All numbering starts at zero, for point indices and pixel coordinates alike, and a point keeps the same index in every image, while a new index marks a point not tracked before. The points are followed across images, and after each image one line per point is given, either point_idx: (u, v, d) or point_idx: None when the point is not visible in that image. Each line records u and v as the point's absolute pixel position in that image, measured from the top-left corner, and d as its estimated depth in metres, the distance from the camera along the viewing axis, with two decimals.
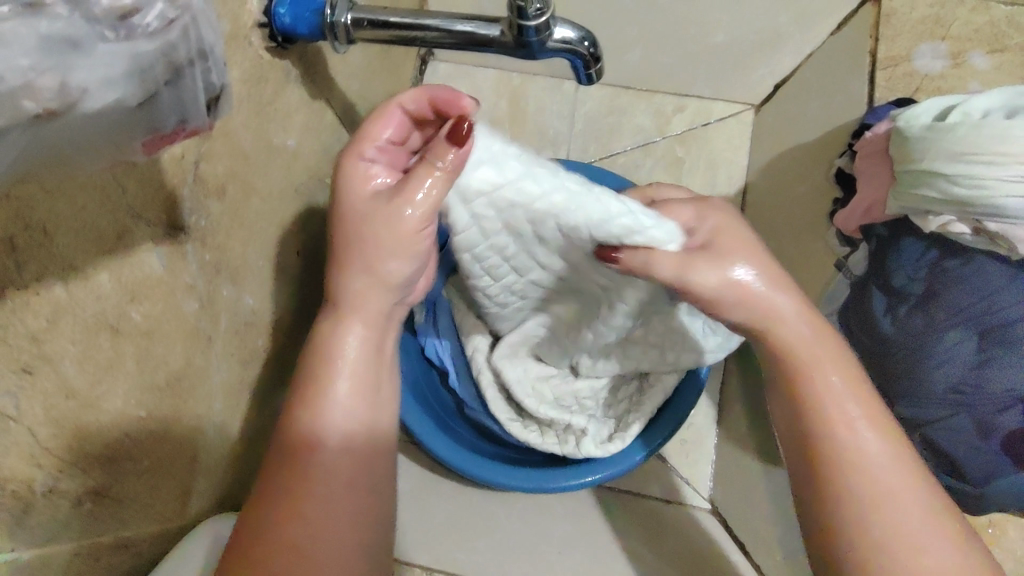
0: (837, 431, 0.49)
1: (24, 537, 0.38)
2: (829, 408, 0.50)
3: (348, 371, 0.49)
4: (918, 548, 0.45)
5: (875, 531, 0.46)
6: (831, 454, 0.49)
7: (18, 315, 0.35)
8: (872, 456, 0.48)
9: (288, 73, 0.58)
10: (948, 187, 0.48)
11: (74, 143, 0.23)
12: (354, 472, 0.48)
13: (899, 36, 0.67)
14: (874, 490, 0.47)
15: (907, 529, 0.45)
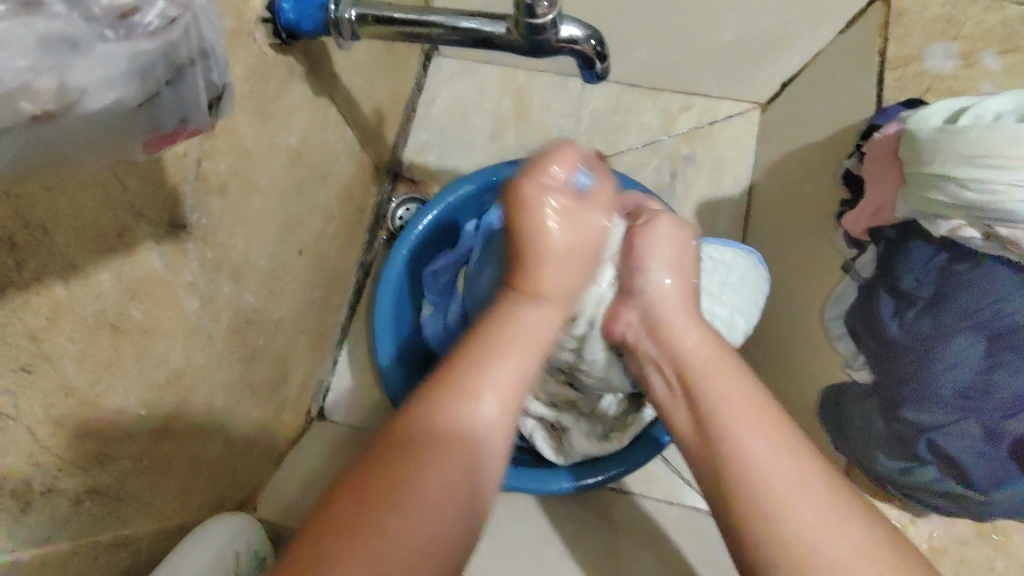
0: (700, 389, 0.46)
1: (22, 537, 0.37)
2: (714, 395, 0.45)
3: (526, 356, 0.43)
4: (789, 491, 0.39)
5: (745, 483, 0.40)
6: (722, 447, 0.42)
7: (17, 314, 0.34)
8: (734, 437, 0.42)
9: (292, 69, 0.57)
10: (958, 191, 0.47)
11: (71, 145, 0.22)
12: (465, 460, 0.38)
13: (910, 36, 0.66)
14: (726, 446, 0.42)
15: (761, 454, 0.41)
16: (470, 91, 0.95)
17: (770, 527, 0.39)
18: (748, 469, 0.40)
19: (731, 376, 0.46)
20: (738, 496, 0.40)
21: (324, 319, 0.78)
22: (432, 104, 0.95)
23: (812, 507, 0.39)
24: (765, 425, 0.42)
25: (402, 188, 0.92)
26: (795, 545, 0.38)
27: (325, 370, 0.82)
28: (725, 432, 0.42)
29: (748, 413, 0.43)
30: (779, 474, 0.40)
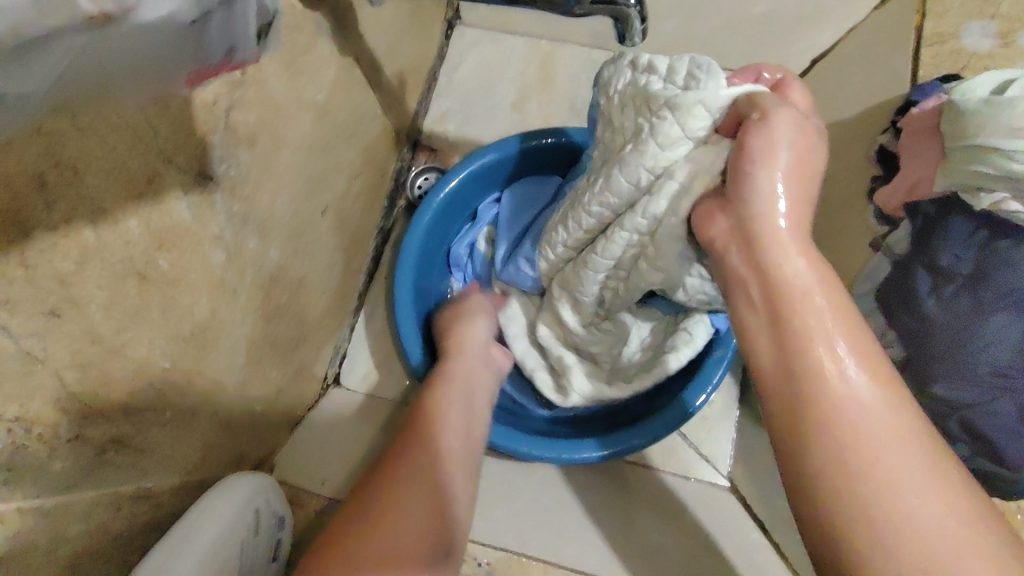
0: (803, 343, 0.39)
1: (47, 484, 0.36)
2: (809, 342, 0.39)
3: (451, 402, 0.61)
4: (900, 479, 0.35)
5: (845, 456, 0.36)
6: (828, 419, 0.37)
7: (46, 256, 0.33)
8: (861, 406, 0.37)
9: (320, 23, 0.56)
10: (1005, 164, 0.47)
11: (117, 56, 0.21)
12: (436, 486, 0.53)
13: (949, 11, 0.65)
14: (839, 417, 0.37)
15: (861, 401, 0.37)
16: (493, 60, 0.94)
17: (879, 510, 0.35)
18: (855, 442, 0.36)
19: (845, 324, 0.39)
20: (842, 488, 0.36)
21: (342, 284, 0.77)
22: (455, 72, 0.93)
23: (924, 487, 0.35)
24: (886, 405, 0.37)
25: (421, 157, 0.92)
26: (895, 522, 0.34)
27: (342, 336, 0.81)
28: (839, 415, 0.37)
29: (867, 386, 0.37)
30: (895, 462, 0.35)
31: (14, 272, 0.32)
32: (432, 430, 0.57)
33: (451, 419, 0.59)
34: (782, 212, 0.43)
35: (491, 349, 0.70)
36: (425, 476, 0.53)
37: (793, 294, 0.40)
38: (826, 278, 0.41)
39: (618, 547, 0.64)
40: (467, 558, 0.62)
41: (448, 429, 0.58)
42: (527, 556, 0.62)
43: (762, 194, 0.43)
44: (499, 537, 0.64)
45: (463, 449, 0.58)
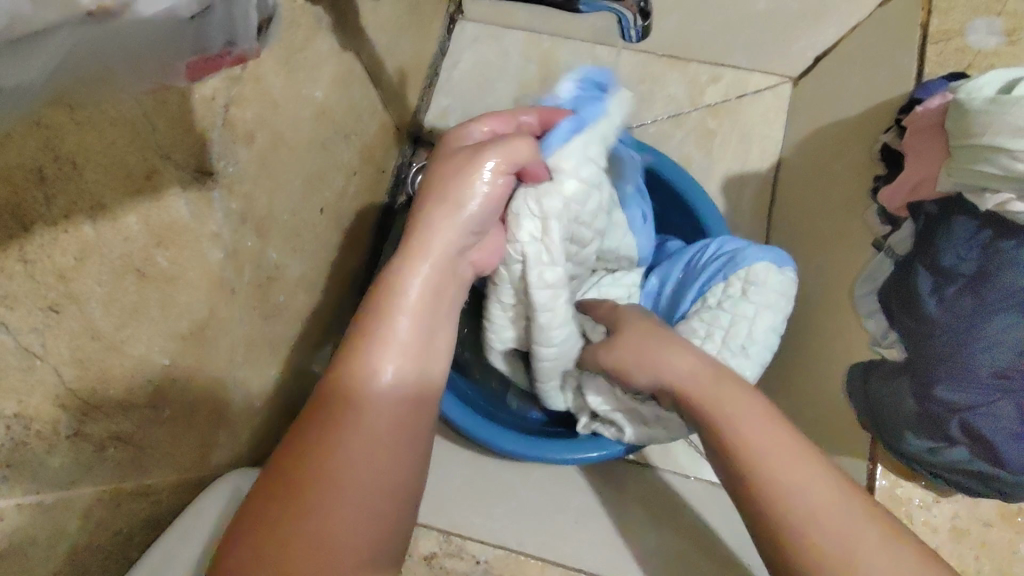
0: (734, 446, 0.43)
1: (46, 480, 0.36)
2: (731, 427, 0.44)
3: (411, 310, 0.45)
4: (851, 551, 0.38)
5: (787, 528, 0.39)
6: (769, 499, 0.40)
7: (45, 251, 0.33)
8: (798, 485, 0.40)
9: (319, 19, 0.56)
10: (1009, 163, 0.48)
11: (115, 48, 0.21)
12: (405, 412, 0.42)
13: (953, 8, 0.64)
14: (777, 498, 0.40)
15: (802, 483, 0.40)
16: (494, 56, 0.93)
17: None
18: (802, 521, 0.39)
19: (765, 426, 0.43)
20: (802, 564, 0.38)
21: (342, 282, 0.77)
22: (455, 68, 0.93)
23: (861, 543, 0.38)
24: (807, 474, 0.41)
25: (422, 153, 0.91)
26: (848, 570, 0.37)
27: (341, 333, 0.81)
28: (775, 500, 0.40)
29: (795, 468, 0.41)
30: (832, 521, 0.39)
31: (12, 267, 0.31)
32: (379, 345, 0.43)
33: (403, 340, 0.43)
34: (638, 357, 0.52)
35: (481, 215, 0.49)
36: (389, 413, 0.41)
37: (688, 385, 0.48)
38: (739, 392, 0.46)
39: (616, 547, 0.64)
40: (466, 557, 0.61)
41: (396, 340, 0.43)
42: (524, 554, 0.62)
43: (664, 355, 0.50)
44: (499, 536, 0.63)
45: (428, 375, 0.44)
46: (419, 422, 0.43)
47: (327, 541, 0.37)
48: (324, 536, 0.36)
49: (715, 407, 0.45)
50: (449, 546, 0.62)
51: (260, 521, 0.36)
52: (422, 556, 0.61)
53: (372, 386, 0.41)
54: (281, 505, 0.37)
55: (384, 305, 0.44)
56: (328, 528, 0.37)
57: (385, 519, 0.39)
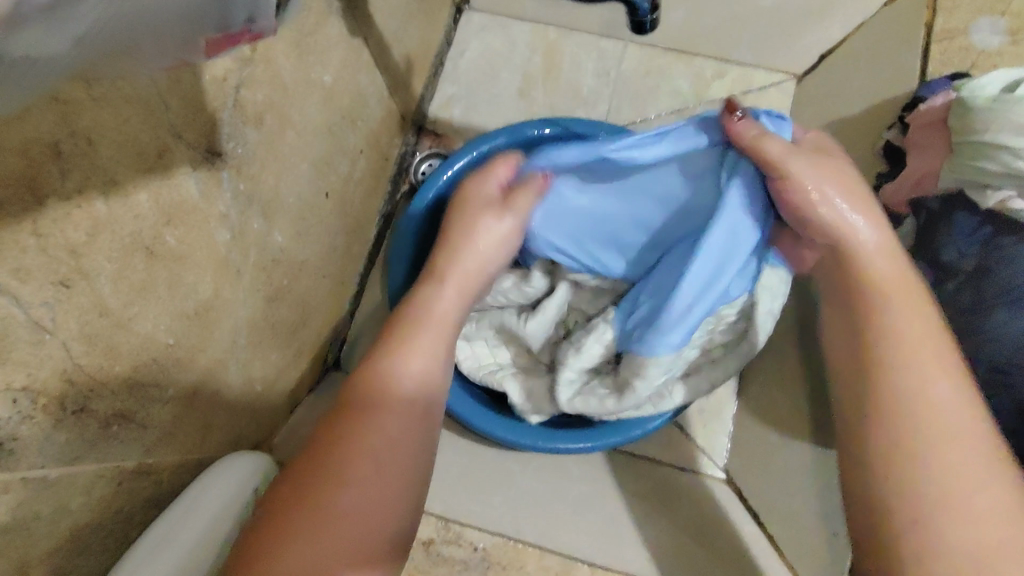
0: (899, 350, 0.43)
1: (52, 454, 0.36)
2: (898, 320, 0.44)
3: (440, 324, 0.52)
4: (972, 474, 0.38)
5: (927, 440, 0.39)
6: (903, 405, 0.41)
7: (58, 226, 0.33)
8: (946, 406, 0.40)
9: (328, 3, 0.56)
10: (1011, 161, 0.50)
11: (142, 16, 0.21)
12: (417, 408, 0.46)
13: (959, 8, 0.65)
14: (909, 399, 0.41)
15: (941, 390, 0.41)
16: (500, 46, 0.93)
17: (954, 487, 0.38)
18: (934, 421, 0.40)
19: (938, 355, 0.42)
20: (913, 454, 0.39)
21: (344, 268, 0.77)
22: (461, 58, 0.93)
23: (996, 487, 0.38)
24: (963, 402, 0.41)
25: (426, 142, 0.91)
26: (944, 480, 0.38)
27: (344, 320, 0.81)
28: (920, 408, 0.40)
29: (938, 374, 0.42)
30: (971, 454, 0.39)
31: (26, 241, 0.32)
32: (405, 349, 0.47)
33: (425, 356, 0.48)
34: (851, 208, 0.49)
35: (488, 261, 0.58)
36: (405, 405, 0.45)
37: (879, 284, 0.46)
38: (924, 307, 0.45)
39: (614, 535, 0.65)
40: (465, 543, 0.63)
41: (422, 354, 0.48)
42: (523, 542, 0.64)
43: (850, 224, 0.48)
44: (500, 524, 0.65)
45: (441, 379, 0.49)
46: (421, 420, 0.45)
47: (363, 521, 0.38)
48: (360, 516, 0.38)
49: (887, 316, 0.45)
50: (447, 532, 0.64)
51: (324, 473, 0.39)
52: (421, 542, 0.63)
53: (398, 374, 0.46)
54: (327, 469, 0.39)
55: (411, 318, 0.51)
56: (351, 514, 0.38)
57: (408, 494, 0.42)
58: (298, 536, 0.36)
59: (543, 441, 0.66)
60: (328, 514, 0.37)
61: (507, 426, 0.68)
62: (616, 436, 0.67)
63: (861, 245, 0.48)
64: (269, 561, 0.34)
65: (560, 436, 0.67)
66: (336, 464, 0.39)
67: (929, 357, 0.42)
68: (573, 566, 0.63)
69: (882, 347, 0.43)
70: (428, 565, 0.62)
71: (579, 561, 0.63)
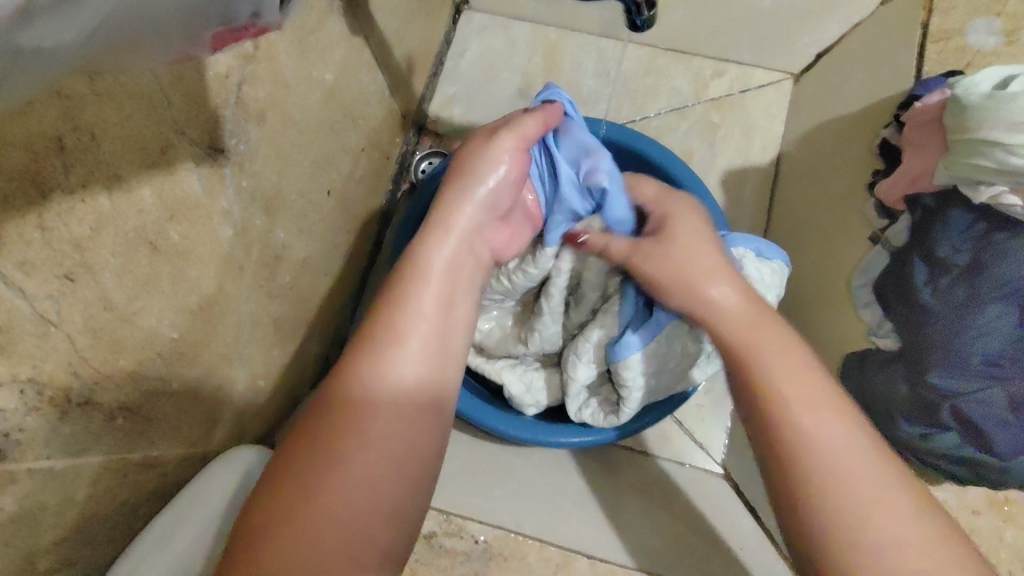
0: (771, 391, 0.43)
1: (58, 445, 0.37)
2: (770, 365, 0.44)
3: (436, 279, 0.48)
4: (866, 510, 0.37)
5: (822, 481, 0.39)
6: (796, 445, 0.40)
7: (62, 219, 0.34)
8: (838, 443, 0.40)
9: (330, 2, 0.57)
10: (1004, 158, 0.49)
11: (147, 10, 0.22)
12: (409, 409, 0.42)
13: (955, 8, 0.65)
14: (802, 439, 0.40)
15: (825, 426, 0.40)
16: (500, 46, 0.94)
17: (854, 534, 0.37)
18: (827, 460, 0.39)
19: (819, 394, 0.42)
20: (812, 497, 0.39)
21: (345, 266, 0.78)
22: (461, 57, 0.94)
23: (895, 520, 0.37)
24: (851, 437, 0.40)
25: (426, 142, 0.92)
26: (847, 519, 0.37)
27: (345, 318, 0.81)
28: (816, 461, 0.39)
29: (819, 411, 0.41)
30: (862, 491, 0.38)
31: (31, 234, 0.32)
32: (393, 340, 0.43)
33: (422, 320, 0.45)
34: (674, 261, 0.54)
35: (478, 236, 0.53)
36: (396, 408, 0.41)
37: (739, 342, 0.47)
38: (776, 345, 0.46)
39: (613, 529, 0.66)
40: (466, 536, 0.64)
41: (418, 319, 0.45)
42: (523, 535, 0.64)
43: (708, 298, 0.51)
44: (501, 518, 0.65)
45: (446, 369, 0.45)
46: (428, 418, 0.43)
47: (346, 529, 0.37)
48: (344, 517, 0.37)
49: (757, 360, 0.45)
50: (449, 525, 0.64)
51: (297, 486, 0.37)
52: (423, 534, 0.64)
53: (387, 373, 0.42)
54: (300, 482, 0.38)
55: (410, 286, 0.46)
56: (333, 522, 0.37)
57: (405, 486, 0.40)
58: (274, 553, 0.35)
59: (544, 436, 0.67)
60: (305, 526, 0.36)
61: (508, 422, 0.69)
62: (613, 431, 0.67)
63: (719, 306, 0.50)
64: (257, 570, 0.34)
65: (561, 431, 0.68)
66: (307, 478, 0.38)
67: (812, 397, 0.42)
68: (572, 558, 0.63)
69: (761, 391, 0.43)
70: (430, 557, 0.63)
71: (577, 554, 0.63)
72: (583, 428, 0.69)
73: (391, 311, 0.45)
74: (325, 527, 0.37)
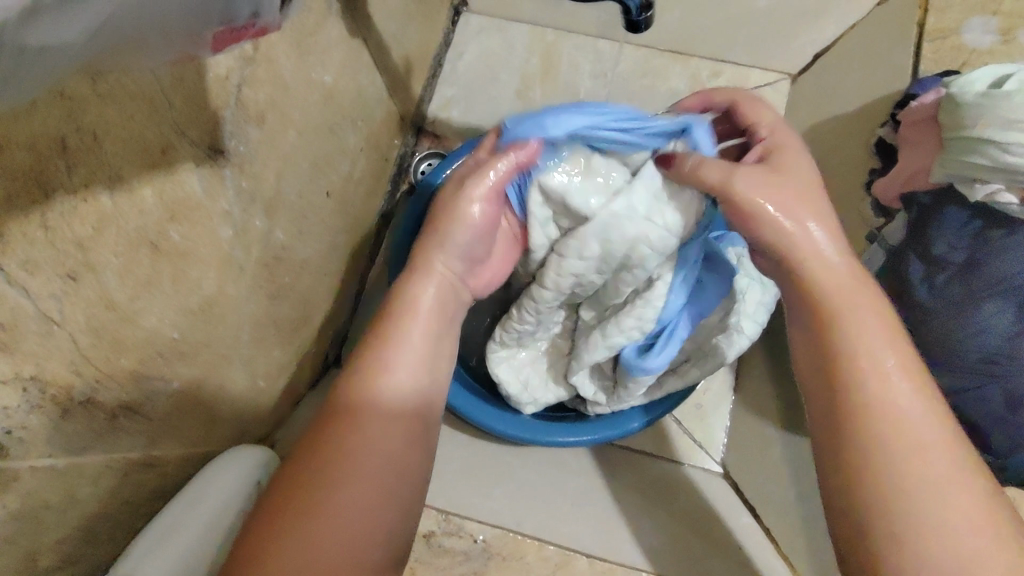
0: (854, 355, 0.43)
1: (60, 444, 0.37)
2: (866, 321, 0.44)
3: (423, 315, 0.49)
4: (939, 485, 0.39)
5: (891, 458, 0.40)
6: (871, 416, 0.41)
7: (65, 219, 0.34)
8: (915, 419, 0.41)
9: (328, 4, 0.57)
10: (1000, 155, 0.50)
11: (149, 11, 0.22)
12: (405, 420, 0.45)
13: (951, 8, 0.65)
14: (871, 413, 0.41)
15: (901, 397, 0.41)
16: (497, 47, 0.94)
17: (925, 512, 0.38)
18: (900, 434, 0.40)
19: (902, 366, 0.42)
20: (879, 476, 0.40)
21: (345, 267, 0.78)
22: (460, 59, 0.94)
23: (964, 499, 0.38)
24: (926, 414, 0.41)
25: (424, 143, 0.93)
26: (919, 499, 0.38)
27: (344, 319, 0.81)
28: (894, 433, 0.40)
29: (903, 383, 0.42)
30: (933, 471, 0.39)
31: (34, 233, 0.32)
32: (393, 353, 0.46)
33: (412, 349, 0.47)
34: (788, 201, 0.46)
35: (471, 246, 0.52)
36: (392, 418, 0.44)
37: (828, 286, 0.45)
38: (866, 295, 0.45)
39: (612, 528, 0.66)
40: (464, 535, 0.64)
41: (407, 350, 0.47)
42: (522, 534, 0.64)
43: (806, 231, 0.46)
44: (500, 517, 0.66)
45: (434, 381, 0.48)
46: (419, 428, 0.46)
47: (348, 525, 0.39)
48: (349, 515, 0.39)
49: (850, 315, 0.44)
50: (448, 524, 0.65)
51: (299, 480, 0.40)
52: (421, 534, 0.64)
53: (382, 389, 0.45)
54: (313, 474, 0.40)
55: (400, 313, 0.49)
56: (339, 516, 0.39)
57: (410, 467, 0.44)
58: (276, 552, 0.37)
59: (542, 436, 0.68)
60: (311, 518, 0.38)
61: (506, 421, 0.69)
62: (612, 429, 0.68)
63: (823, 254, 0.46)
64: (265, 557, 0.37)
65: (559, 430, 0.69)
66: (322, 468, 0.40)
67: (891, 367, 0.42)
68: (571, 557, 0.64)
69: (839, 357, 0.43)
70: (429, 556, 0.63)
71: (577, 553, 0.64)
72: (580, 428, 0.69)
73: (388, 334, 0.47)
74: (328, 524, 0.39)
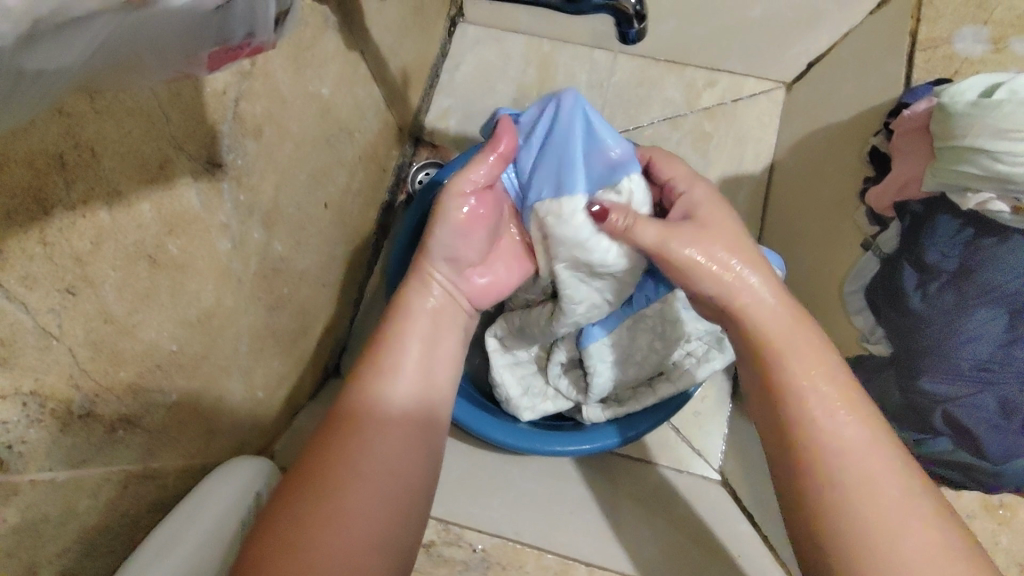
0: (801, 399, 0.45)
1: (59, 457, 0.37)
2: (803, 366, 0.46)
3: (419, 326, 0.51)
4: (892, 515, 0.40)
5: (843, 492, 0.41)
6: (823, 454, 0.43)
7: (63, 235, 0.35)
8: (866, 454, 0.42)
9: (325, 18, 0.57)
10: (990, 164, 0.50)
11: (144, 33, 0.23)
12: (408, 434, 0.45)
13: (942, 17, 0.65)
14: (825, 449, 0.43)
15: (851, 432, 0.43)
16: (494, 58, 0.95)
17: (882, 539, 0.39)
18: (850, 467, 0.42)
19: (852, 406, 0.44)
20: (838, 508, 0.41)
21: (343, 277, 0.78)
22: (457, 70, 0.95)
23: (915, 524, 0.40)
24: (877, 448, 0.43)
25: (423, 153, 0.92)
26: (878, 530, 0.40)
27: (343, 329, 0.82)
28: (841, 467, 0.42)
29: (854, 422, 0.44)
30: (887, 501, 0.40)
31: (33, 248, 0.33)
32: (391, 368, 0.47)
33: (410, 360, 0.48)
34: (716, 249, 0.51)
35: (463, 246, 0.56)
36: (392, 428, 0.45)
37: (775, 346, 0.48)
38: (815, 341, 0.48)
39: (611, 539, 0.65)
40: (464, 545, 0.62)
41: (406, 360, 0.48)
42: (521, 543, 0.62)
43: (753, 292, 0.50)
44: (498, 525, 0.64)
45: (434, 394, 0.49)
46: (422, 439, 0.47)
47: (347, 534, 0.39)
48: (348, 526, 0.39)
49: (789, 361, 0.47)
50: (447, 534, 0.63)
51: (302, 489, 0.40)
52: (421, 543, 0.62)
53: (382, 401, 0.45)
54: (313, 486, 0.40)
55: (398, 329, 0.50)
56: (342, 525, 0.39)
57: (426, 475, 0.45)
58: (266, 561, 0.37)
59: (540, 444, 0.68)
60: (313, 527, 0.38)
61: (502, 430, 0.69)
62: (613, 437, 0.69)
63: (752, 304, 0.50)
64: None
65: (557, 438, 0.69)
66: (324, 478, 0.41)
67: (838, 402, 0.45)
68: (571, 565, 0.61)
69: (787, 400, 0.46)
70: (429, 567, 0.61)
71: (576, 561, 0.62)
72: (578, 437, 0.69)
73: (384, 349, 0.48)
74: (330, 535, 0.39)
